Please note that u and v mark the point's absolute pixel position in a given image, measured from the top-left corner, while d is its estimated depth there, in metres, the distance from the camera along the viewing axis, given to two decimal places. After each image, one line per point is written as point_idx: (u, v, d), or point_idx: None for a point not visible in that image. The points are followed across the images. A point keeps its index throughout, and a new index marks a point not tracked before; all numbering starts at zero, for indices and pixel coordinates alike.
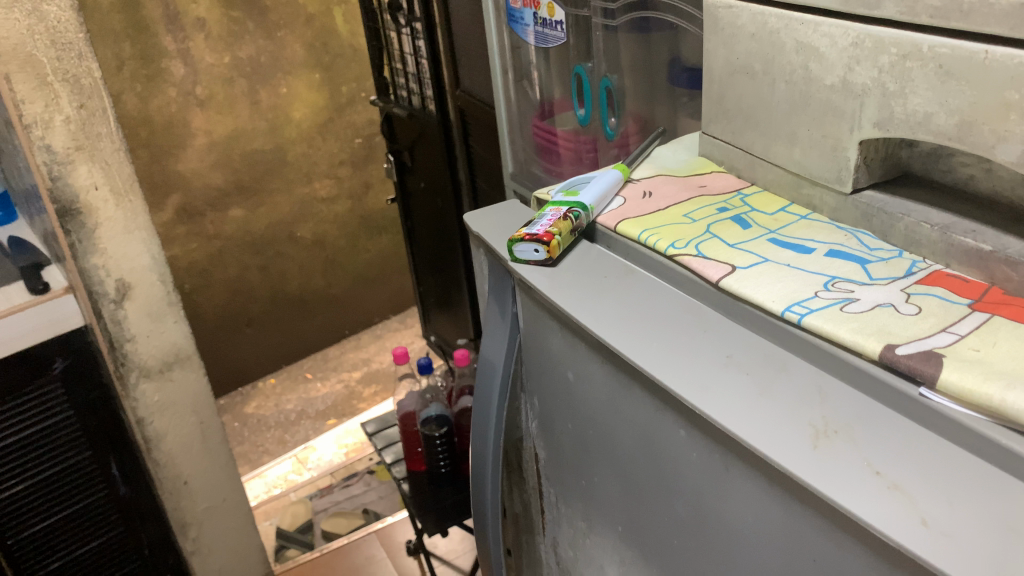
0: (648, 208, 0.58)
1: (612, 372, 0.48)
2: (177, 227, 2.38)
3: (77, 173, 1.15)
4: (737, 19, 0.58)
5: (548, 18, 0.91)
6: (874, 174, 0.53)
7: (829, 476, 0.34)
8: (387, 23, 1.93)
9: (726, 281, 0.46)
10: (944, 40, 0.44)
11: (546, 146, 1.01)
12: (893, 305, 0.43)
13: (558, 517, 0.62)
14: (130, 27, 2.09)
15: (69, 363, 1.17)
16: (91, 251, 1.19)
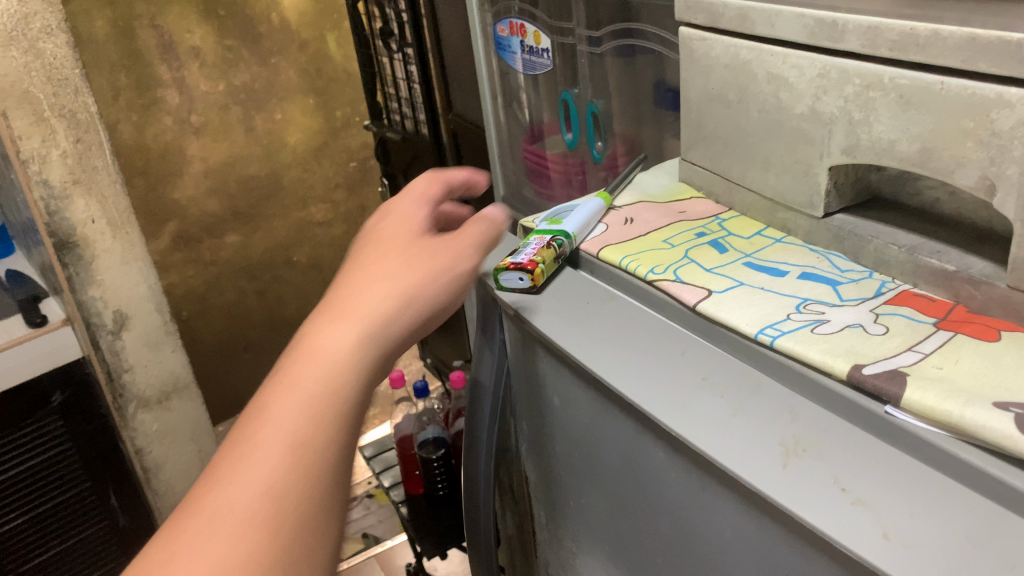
0: (629, 234, 0.60)
1: (595, 395, 0.49)
2: (174, 254, 2.40)
3: (74, 207, 1.23)
4: (711, 51, 0.60)
5: (536, 46, 0.93)
6: (845, 198, 0.55)
7: (798, 493, 0.36)
8: (379, 48, 1.95)
9: (703, 305, 0.48)
10: (903, 71, 0.46)
11: (536, 169, 1.03)
12: (861, 326, 0.45)
13: (549, 537, 0.64)
14: (125, 57, 2.12)
15: (68, 396, 1.25)
16: (88, 282, 1.28)
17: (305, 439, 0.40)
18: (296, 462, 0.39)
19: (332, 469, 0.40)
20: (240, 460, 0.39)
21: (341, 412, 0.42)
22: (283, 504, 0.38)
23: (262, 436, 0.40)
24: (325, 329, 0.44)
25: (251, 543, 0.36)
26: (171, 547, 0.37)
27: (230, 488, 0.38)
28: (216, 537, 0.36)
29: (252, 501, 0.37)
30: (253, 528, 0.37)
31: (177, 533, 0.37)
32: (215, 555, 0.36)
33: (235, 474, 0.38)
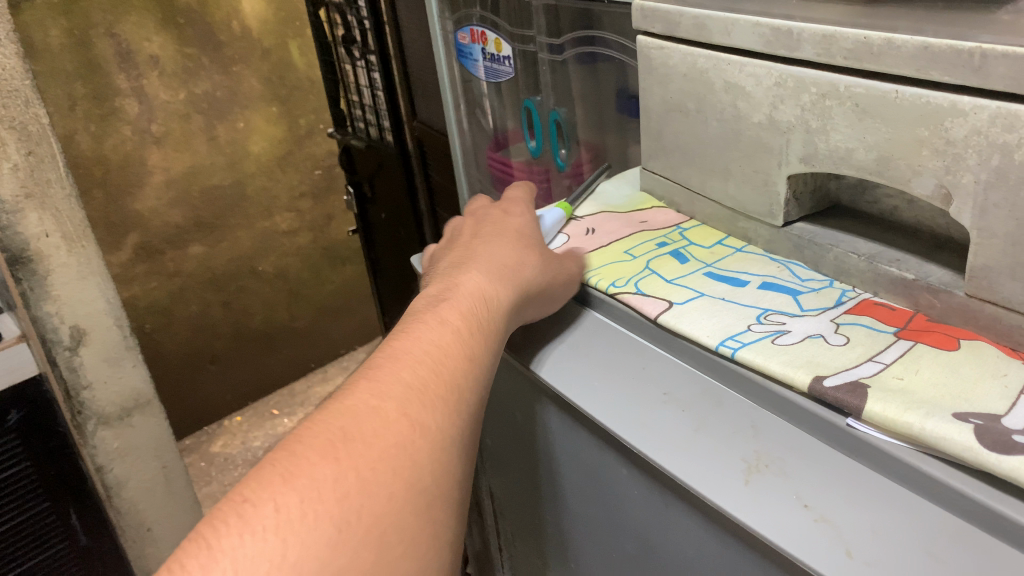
0: (590, 245, 0.60)
1: (557, 412, 0.49)
2: (137, 266, 2.35)
3: (28, 222, 1.15)
4: (668, 60, 0.59)
5: (497, 53, 0.93)
6: (804, 207, 0.55)
7: (760, 511, 0.35)
8: (341, 56, 1.93)
9: (664, 317, 0.47)
10: (858, 80, 0.46)
11: (500, 177, 1.04)
12: (822, 336, 0.44)
13: (515, 553, 0.63)
14: (81, 67, 2.06)
15: (24, 414, 1.12)
16: (44, 298, 1.19)
17: (462, 379, 0.43)
18: (459, 389, 0.43)
19: (475, 411, 0.43)
20: (411, 375, 0.42)
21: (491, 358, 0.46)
22: (449, 423, 0.41)
23: (428, 362, 0.43)
24: (483, 279, 0.50)
25: (426, 443, 0.39)
26: (352, 422, 0.38)
27: (409, 393, 0.40)
28: (396, 426, 0.38)
29: (428, 407, 0.40)
30: (429, 430, 0.39)
31: (356, 410, 0.39)
32: (397, 440, 0.38)
33: (409, 383, 0.41)
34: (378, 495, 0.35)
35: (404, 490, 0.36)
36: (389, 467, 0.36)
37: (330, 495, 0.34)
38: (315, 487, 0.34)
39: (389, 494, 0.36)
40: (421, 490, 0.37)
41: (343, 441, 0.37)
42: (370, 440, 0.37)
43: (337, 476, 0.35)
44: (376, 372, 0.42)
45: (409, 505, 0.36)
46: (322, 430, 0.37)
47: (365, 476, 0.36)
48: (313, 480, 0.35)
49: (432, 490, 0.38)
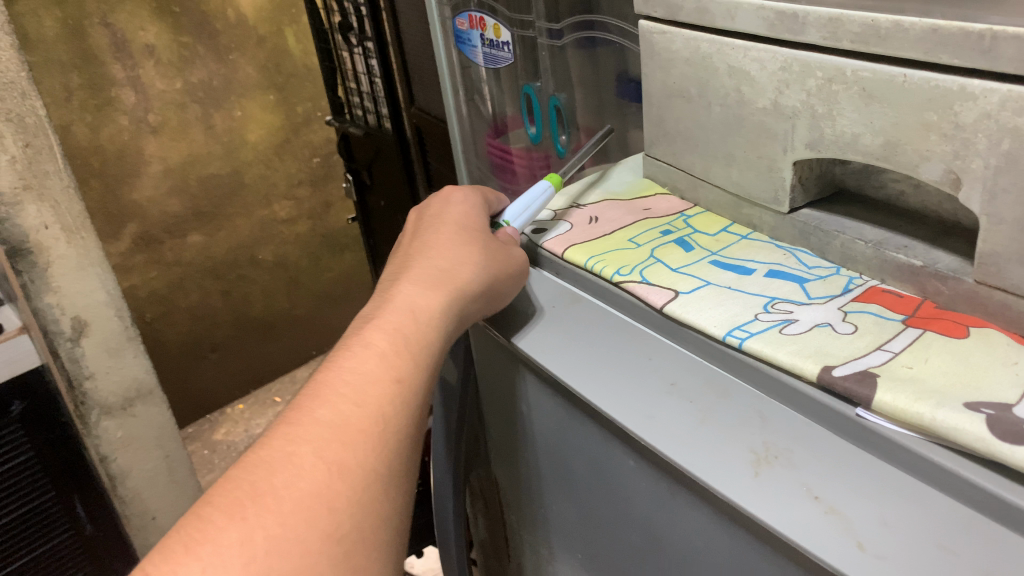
0: (593, 233, 0.59)
1: (560, 402, 0.48)
2: (135, 256, 2.35)
3: (25, 214, 1.14)
4: (671, 44, 0.59)
5: (496, 39, 0.89)
6: (810, 192, 0.55)
7: (769, 503, 0.35)
8: (338, 43, 1.92)
9: (670, 307, 0.46)
10: (865, 64, 0.45)
11: (500, 164, 1.01)
12: (830, 325, 0.44)
13: (521, 543, 0.63)
14: (77, 57, 2.05)
15: (28, 405, 1.15)
16: (43, 290, 1.19)
17: (388, 411, 0.44)
18: (384, 424, 0.43)
19: (405, 442, 0.44)
20: (332, 415, 0.42)
21: (425, 383, 0.47)
22: (372, 459, 0.41)
23: (352, 398, 0.43)
24: (414, 293, 0.51)
25: (346, 487, 0.39)
26: (264, 476, 0.39)
27: (325, 435, 0.41)
28: (313, 474, 0.39)
29: (348, 448, 0.41)
30: (348, 473, 0.40)
31: (274, 460, 0.39)
32: (313, 488, 0.39)
33: (330, 424, 0.42)
34: (291, 552, 0.36)
35: (320, 542, 0.37)
36: (305, 518, 0.37)
37: (237, 559, 0.35)
38: (225, 553, 0.35)
39: (302, 546, 0.36)
40: (339, 539, 0.38)
41: (253, 498, 0.37)
42: (281, 494, 0.38)
43: (243, 538, 0.36)
44: (298, 414, 0.42)
45: (326, 555, 0.37)
46: (234, 486, 0.38)
47: (277, 534, 0.36)
48: (219, 545, 0.35)
49: (348, 535, 0.38)
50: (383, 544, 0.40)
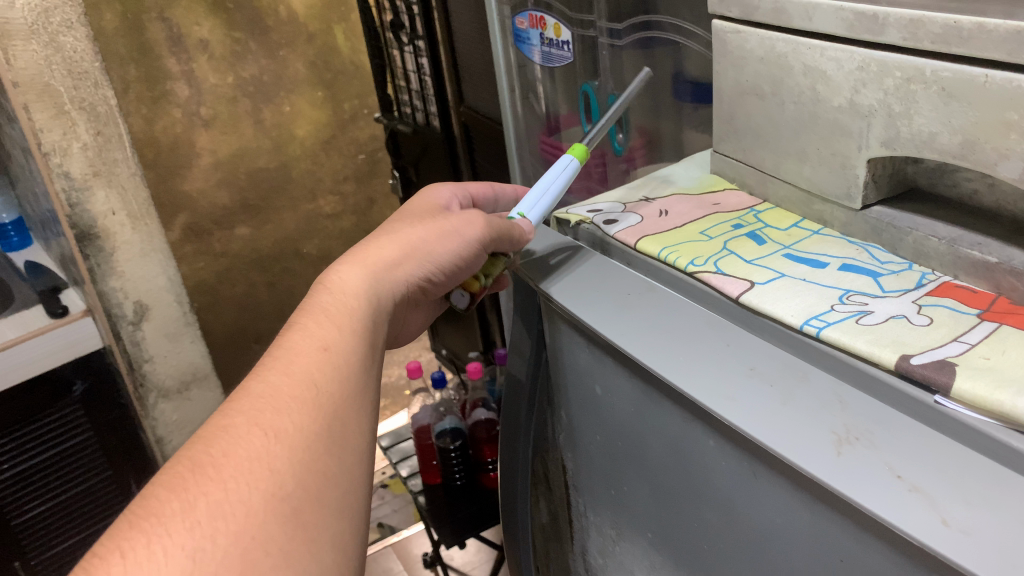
0: (664, 226, 0.61)
1: (640, 385, 0.51)
2: (184, 246, 2.42)
3: (93, 200, 1.33)
4: (745, 44, 0.60)
5: (554, 38, 0.93)
6: (882, 190, 0.56)
7: (853, 480, 0.36)
8: (389, 41, 1.95)
9: (747, 297, 0.48)
10: (946, 64, 0.46)
11: (553, 161, 1.03)
12: (905, 317, 0.45)
13: (587, 526, 0.65)
14: (134, 50, 2.13)
15: (88, 385, 1.39)
16: (109, 274, 1.39)
17: (318, 379, 0.47)
18: (317, 388, 0.47)
19: (345, 405, 0.47)
20: (265, 390, 0.46)
21: (355, 349, 0.51)
22: (308, 423, 0.44)
23: (284, 371, 0.47)
24: (343, 277, 0.57)
25: (284, 449, 0.43)
26: (204, 450, 0.42)
27: (258, 406, 0.45)
28: (248, 440, 0.43)
29: (283, 413, 0.44)
30: (286, 435, 0.43)
31: (212, 436, 0.43)
32: (251, 454, 0.42)
33: (264, 396, 0.46)
34: (232, 513, 0.39)
35: (263, 502, 0.40)
36: (245, 481, 0.40)
37: (179, 526, 0.38)
38: (169, 523, 0.38)
39: (246, 506, 0.39)
40: (283, 497, 0.41)
41: (195, 472, 0.41)
42: (221, 464, 0.41)
43: (185, 508, 0.39)
44: (238, 393, 0.46)
45: (271, 512, 0.40)
46: (178, 463, 0.42)
47: (218, 500, 0.40)
48: (162, 517, 0.39)
49: (293, 492, 0.41)
50: (338, 502, 0.43)
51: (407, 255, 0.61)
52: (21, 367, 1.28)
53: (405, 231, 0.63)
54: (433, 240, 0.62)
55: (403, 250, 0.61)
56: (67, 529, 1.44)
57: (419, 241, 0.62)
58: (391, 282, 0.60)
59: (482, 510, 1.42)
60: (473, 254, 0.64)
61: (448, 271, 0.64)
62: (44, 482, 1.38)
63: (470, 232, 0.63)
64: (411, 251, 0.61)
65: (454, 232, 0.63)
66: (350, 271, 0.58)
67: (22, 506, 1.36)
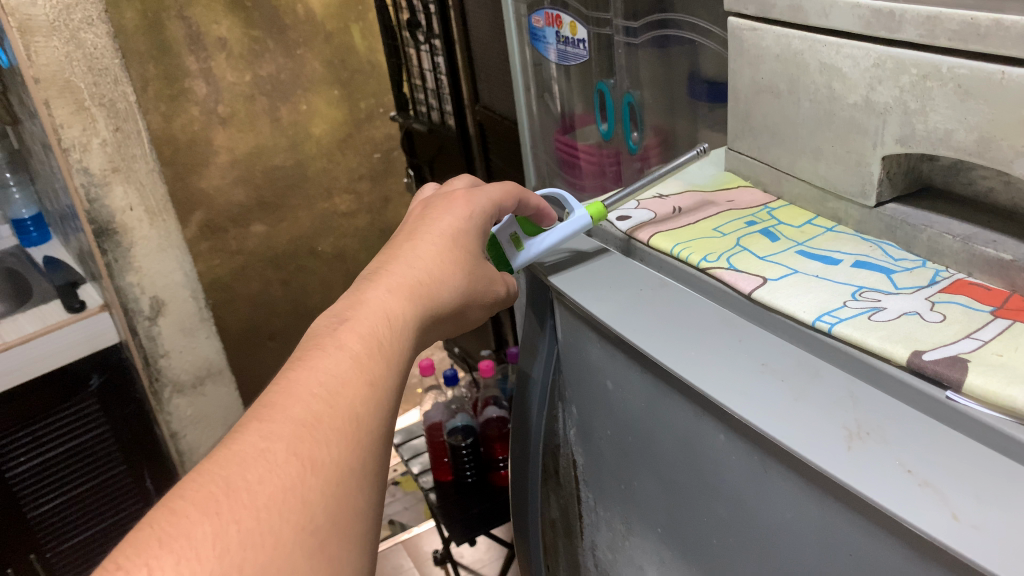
0: (679, 223, 0.61)
1: (652, 380, 0.51)
2: (201, 243, 2.44)
3: (112, 195, 1.34)
4: (761, 41, 0.60)
5: (571, 36, 0.92)
6: (897, 187, 0.56)
7: (863, 474, 0.36)
8: (405, 40, 1.96)
9: (759, 293, 0.49)
10: (962, 61, 0.46)
11: (567, 160, 1.04)
12: (918, 313, 0.45)
13: (596, 521, 0.65)
14: (153, 48, 2.15)
15: (104, 378, 1.42)
16: (127, 269, 1.40)
17: (362, 411, 0.44)
18: (359, 420, 0.43)
19: (380, 441, 0.44)
20: (309, 411, 0.42)
21: (395, 379, 0.47)
22: (345, 458, 0.41)
23: (330, 396, 0.43)
24: (394, 304, 0.51)
25: (320, 482, 0.39)
26: (238, 470, 0.38)
27: (297, 430, 0.41)
28: (284, 470, 0.39)
29: (323, 442, 0.41)
30: (322, 466, 0.40)
31: (248, 454, 0.39)
32: (286, 483, 0.38)
33: (304, 419, 0.42)
34: (262, 545, 0.36)
35: (294, 536, 0.37)
36: (278, 512, 0.37)
37: (208, 552, 0.35)
38: (197, 548, 0.35)
39: (276, 541, 0.36)
40: (314, 533, 0.38)
41: (226, 495, 0.37)
42: (254, 489, 0.38)
43: (215, 533, 0.36)
44: (278, 405, 0.42)
45: (301, 550, 0.37)
46: (208, 479, 0.38)
47: (249, 530, 0.36)
48: (190, 539, 0.35)
49: (324, 528, 0.38)
50: (361, 536, 0.40)
51: (454, 313, 0.56)
52: (40, 359, 1.32)
53: (459, 280, 0.56)
54: (477, 298, 0.58)
55: (453, 309, 0.56)
56: (83, 520, 1.46)
57: (471, 301, 0.57)
58: (433, 325, 0.55)
59: (494, 508, 1.42)
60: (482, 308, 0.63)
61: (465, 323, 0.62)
62: (61, 473, 1.41)
63: (498, 294, 0.61)
64: (461, 310, 0.57)
65: (494, 296, 0.60)
66: (404, 310, 0.51)
67: (39, 496, 1.39)
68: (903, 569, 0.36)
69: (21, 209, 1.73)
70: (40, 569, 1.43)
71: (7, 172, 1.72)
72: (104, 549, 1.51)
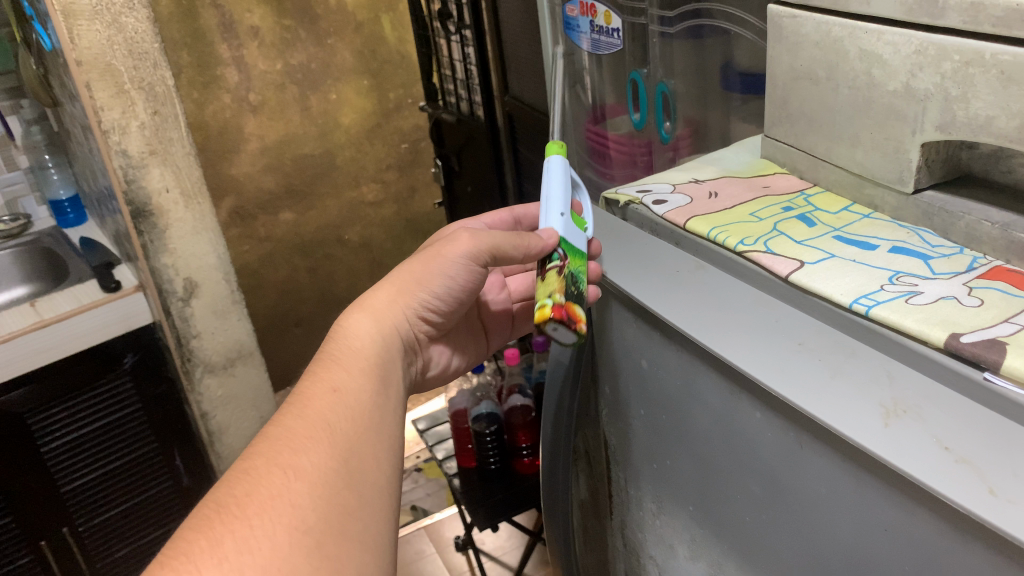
0: (715, 207, 0.62)
1: (686, 357, 0.52)
2: (230, 229, 2.47)
3: (150, 177, 1.30)
4: (800, 28, 0.61)
5: (604, 26, 0.90)
6: (935, 174, 0.56)
7: (897, 450, 0.37)
8: (436, 30, 1.96)
9: (796, 276, 0.49)
10: (1005, 47, 0.46)
11: (597, 150, 1.03)
12: (955, 298, 0.45)
13: (627, 500, 0.66)
14: (187, 36, 2.19)
15: (138, 358, 1.46)
16: (161, 250, 1.35)
17: (332, 419, 0.49)
18: (330, 428, 0.49)
19: (362, 442, 0.49)
20: (282, 432, 0.48)
21: (365, 390, 0.53)
22: (326, 461, 0.46)
23: (299, 415, 0.49)
24: (347, 321, 0.59)
25: (305, 486, 0.45)
26: (229, 490, 0.44)
27: (274, 450, 0.47)
28: (269, 481, 0.44)
29: (301, 452, 0.46)
30: (304, 473, 0.45)
31: (235, 479, 0.45)
32: (271, 491, 0.44)
33: (281, 439, 0.48)
34: (259, 548, 0.41)
35: (290, 537, 0.42)
36: (269, 518, 0.42)
37: (209, 563, 0.40)
38: (198, 560, 0.40)
39: (273, 543, 0.41)
40: (308, 530, 0.43)
41: (222, 513, 0.43)
42: (246, 503, 0.43)
43: (213, 545, 0.41)
44: (257, 437, 0.48)
45: (297, 547, 0.42)
46: (203, 506, 0.44)
47: (244, 537, 0.41)
48: (190, 555, 0.40)
49: (316, 526, 0.43)
50: (363, 535, 0.45)
51: (401, 288, 0.62)
52: (79, 337, 1.37)
53: (398, 268, 0.64)
54: (425, 270, 0.63)
55: (397, 285, 0.62)
56: (114, 498, 1.51)
57: (410, 271, 0.63)
58: (391, 318, 0.61)
59: (516, 494, 1.43)
60: (467, 273, 0.64)
61: (450, 292, 0.64)
62: (92, 450, 1.45)
63: (457, 253, 0.62)
64: (406, 283, 0.62)
65: (444, 257, 0.63)
66: (356, 317, 0.59)
67: (71, 472, 1.44)
68: (938, 545, 0.36)
69: (59, 191, 1.76)
70: (74, 546, 1.48)
71: (46, 154, 1.76)
72: (141, 528, 1.56)
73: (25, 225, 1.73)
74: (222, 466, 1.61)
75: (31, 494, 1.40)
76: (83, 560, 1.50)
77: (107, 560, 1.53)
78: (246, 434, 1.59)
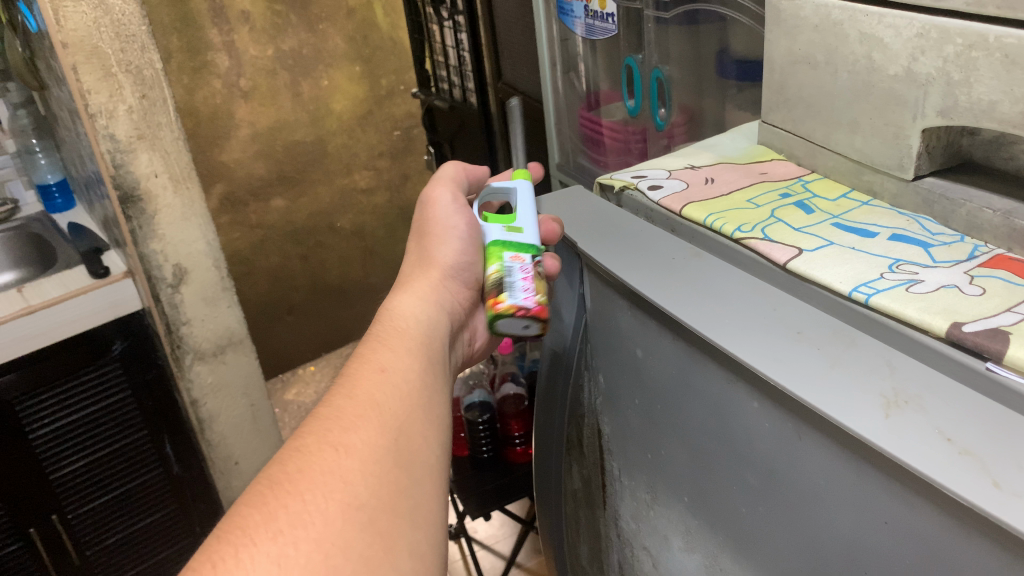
0: (711, 193, 0.61)
1: (683, 346, 0.51)
2: (221, 216, 2.44)
3: (138, 162, 1.28)
4: (800, 11, 0.60)
5: (599, 10, 0.90)
6: (935, 161, 0.55)
7: (903, 439, 0.36)
8: (428, 16, 1.94)
9: (794, 264, 0.49)
10: (1011, 31, 0.44)
11: (591, 137, 1.02)
12: (957, 287, 0.44)
13: (620, 490, 0.65)
14: (177, 20, 2.16)
15: (127, 345, 1.45)
16: (150, 236, 1.33)
17: (380, 397, 0.48)
18: (380, 405, 0.48)
19: (410, 419, 0.48)
20: (332, 411, 0.47)
21: (413, 366, 0.52)
22: (377, 437, 0.45)
23: (348, 395, 0.48)
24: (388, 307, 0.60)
25: (355, 463, 0.44)
26: (278, 469, 0.44)
27: (327, 428, 0.46)
28: (321, 458, 0.44)
29: (351, 429, 0.45)
30: (355, 450, 0.44)
31: (287, 457, 0.44)
32: (324, 468, 0.43)
33: (332, 418, 0.47)
34: (312, 523, 0.40)
35: (342, 513, 0.41)
36: (320, 493, 0.42)
37: (262, 537, 0.39)
38: (253, 534, 0.39)
39: (326, 517, 0.40)
40: (359, 507, 0.41)
41: (273, 489, 0.42)
42: (296, 479, 0.42)
43: (266, 518, 0.40)
44: (307, 418, 0.48)
45: (352, 524, 0.40)
46: (256, 485, 0.43)
47: (298, 512, 0.40)
48: (245, 530, 0.39)
49: (370, 503, 0.42)
50: (414, 511, 0.43)
51: (430, 270, 0.64)
52: (66, 324, 1.36)
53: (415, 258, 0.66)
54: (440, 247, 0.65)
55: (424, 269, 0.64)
56: (104, 486, 1.50)
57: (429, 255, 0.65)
58: (433, 293, 0.62)
59: (509, 484, 1.41)
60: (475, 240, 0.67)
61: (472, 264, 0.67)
62: (82, 437, 1.44)
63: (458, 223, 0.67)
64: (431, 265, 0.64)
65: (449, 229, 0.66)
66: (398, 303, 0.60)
67: (60, 458, 1.42)
68: (942, 539, 0.35)
69: (47, 175, 1.74)
70: (64, 534, 1.47)
71: (33, 138, 1.73)
72: (131, 517, 1.55)
73: (12, 210, 1.72)
74: (213, 453, 1.59)
75: (20, 482, 1.39)
76: (72, 549, 1.49)
77: (95, 549, 1.52)
78: (237, 423, 1.58)
